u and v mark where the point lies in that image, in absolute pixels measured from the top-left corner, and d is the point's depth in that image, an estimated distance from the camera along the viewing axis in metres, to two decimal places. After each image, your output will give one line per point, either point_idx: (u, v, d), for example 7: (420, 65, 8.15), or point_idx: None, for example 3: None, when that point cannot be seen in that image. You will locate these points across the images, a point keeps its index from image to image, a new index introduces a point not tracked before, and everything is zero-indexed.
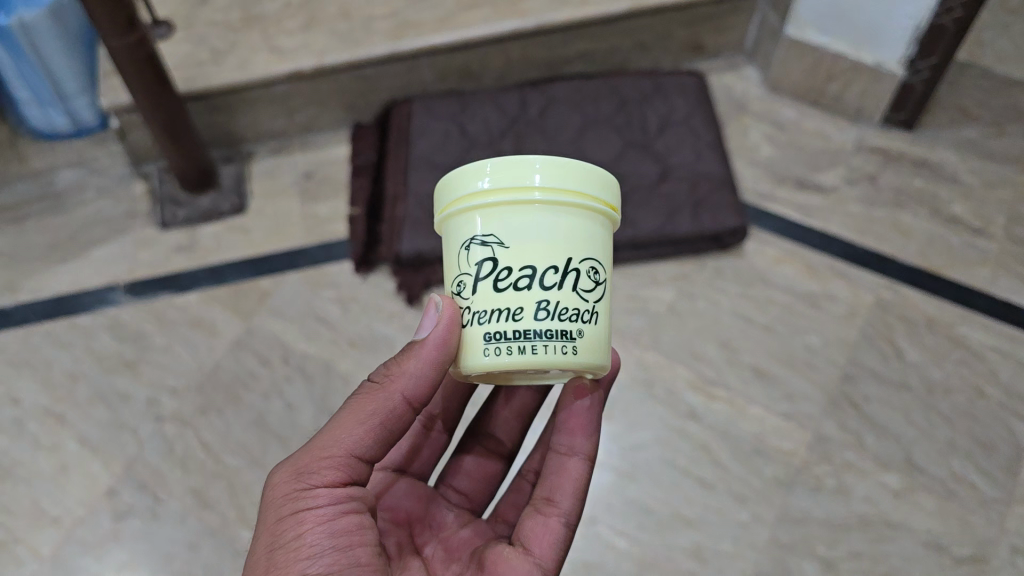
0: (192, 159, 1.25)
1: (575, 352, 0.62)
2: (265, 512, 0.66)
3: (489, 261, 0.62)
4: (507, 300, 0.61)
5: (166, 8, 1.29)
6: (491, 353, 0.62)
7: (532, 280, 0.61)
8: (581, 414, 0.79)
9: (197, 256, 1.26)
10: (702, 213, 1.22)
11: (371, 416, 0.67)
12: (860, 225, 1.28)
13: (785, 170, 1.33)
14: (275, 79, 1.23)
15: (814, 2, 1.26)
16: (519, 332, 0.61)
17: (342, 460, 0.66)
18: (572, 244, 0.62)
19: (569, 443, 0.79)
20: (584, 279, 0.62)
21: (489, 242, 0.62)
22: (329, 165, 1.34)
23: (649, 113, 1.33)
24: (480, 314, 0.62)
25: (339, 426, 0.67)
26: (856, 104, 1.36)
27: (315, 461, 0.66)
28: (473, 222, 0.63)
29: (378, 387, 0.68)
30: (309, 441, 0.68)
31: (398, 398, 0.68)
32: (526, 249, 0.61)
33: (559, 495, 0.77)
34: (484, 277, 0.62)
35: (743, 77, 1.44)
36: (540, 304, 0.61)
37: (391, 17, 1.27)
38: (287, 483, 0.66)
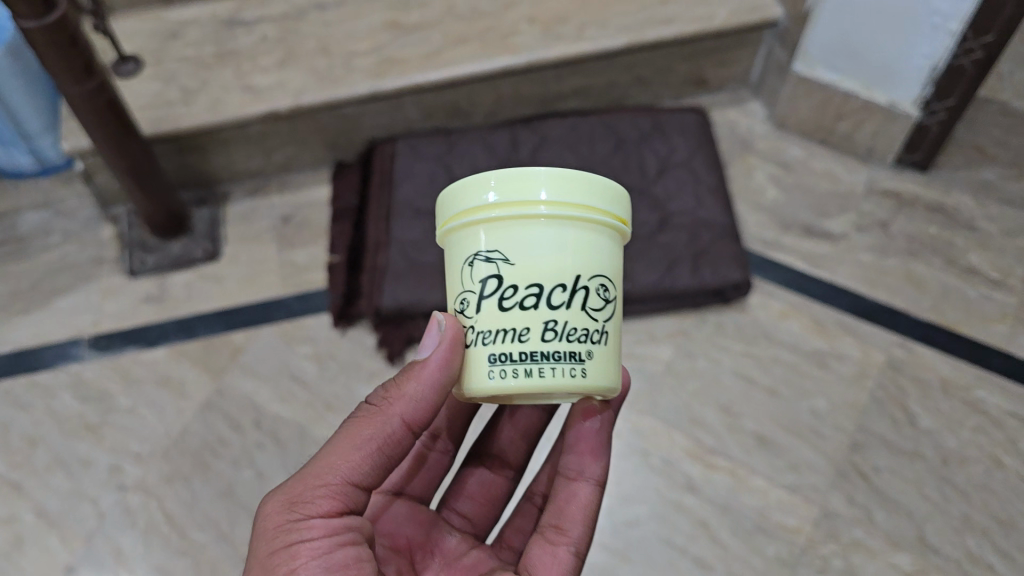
0: (161, 204, 1.18)
1: (585, 376, 0.57)
2: (255, 544, 0.60)
3: (493, 279, 0.56)
4: (512, 320, 0.56)
5: (134, 43, 1.21)
6: (496, 376, 0.56)
7: (539, 299, 0.56)
8: (591, 433, 0.74)
9: (167, 308, 1.18)
10: (703, 266, 1.15)
11: (368, 441, 0.61)
12: (871, 276, 1.20)
13: (792, 214, 1.25)
14: (248, 120, 1.15)
15: (824, 39, 1.19)
16: (526, 355, 0.56)
17: (338, 489, 0.60)
18: (581, 260, 0.57)
19: (579, 467, 0.74)
20: (593, 297, 0.57)
21: (493, 259, 0.57)
22: (308, 207, 1.26)
23: (647, 154, 1.25)
24: (484, 334, 0.57)
25: (333, 451, 0.61)
26: (866, 144, 1.29)
27: (307, 489, 0.60)
28: (475, 238, 0.57)
29: (376, 409, 0.62)
30: (302, 468, 0.62)
31: (398, 421, 0.61)
32: (533, 267, 0.56)
33: (568, 522, 0.71)
34: (488, 295, 0.57)
35: (748, 112, 1.36)
36: (548, 324, 0.56)
37: (373, 52, 1.20)
38: (278, 512, 0.60)
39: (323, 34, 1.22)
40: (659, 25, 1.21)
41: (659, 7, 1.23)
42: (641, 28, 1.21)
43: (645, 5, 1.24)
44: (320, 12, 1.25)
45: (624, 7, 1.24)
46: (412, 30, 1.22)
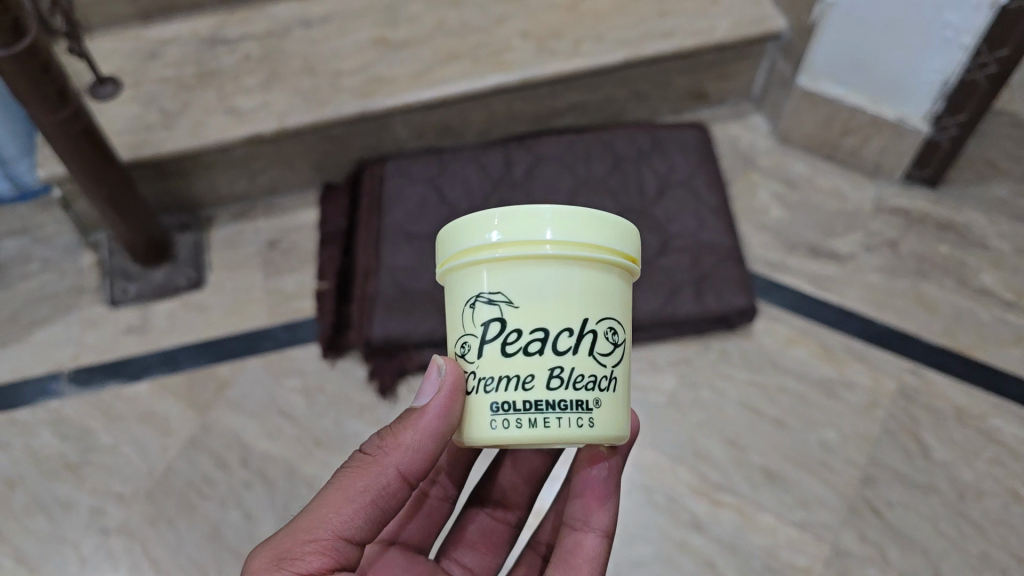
0: (142, 229, 1.13)
1: (592, 427, 0.54)
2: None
3: (496, 323, 0.54)
4: (515, 366, 0.54)
5: (111, 63, 1.16)
6: (499, 426, 0.54)
7: (544, 344, 0.54)
8: (597, 483, 0.71)
9: (150, 339, 1.14)
10: (706, 292, 1.11)
11: (363, 492, 0.58)
12: (880, 299, 1.16)
13: (798, 234, 1.21)
14: (231, 144, 1.10)
15: (830, 52, 1.15)
16: (530, 403, 0.53)
17: (330, 543, 0.57)
18: (588, 303, 0.54)
19: (587, 518, 0.71)
20: (601, 341, 0.55)
21: (496, 301, 0.54)
22: (295, 232, 1.21)
23: (647, 173, 1.20)
24: (487, 381, 0.55)
25: (325, 502, 0.58)
26: (874, 160, 1.24)
27: (298, 544, 0.57)
28: (477, 279, 0.55)
29: (369, 460, 0.59)
30: (292, 522, 0.59)
31: (393, 472, 0.59)
32: (538, 309, 0.54)
33: (573, 574, 0.68)
34: (490, 340, 0.55)
35: (751, 126, 1.31)
36: (553, 371, 0.53)
37: (360, 71, 1.15)
38: (267, 568, 0.56)
39: (308, 52, 1.17)
40: (658, 39, 1.17)
41: (658, 21, 1.19)
42: (639, 42, 1.16)
43: (643, 18, 1.19)
44: (305, 29, 1.19)
45: (622, 20, 1.19)
46: (401, 47, 1.17)
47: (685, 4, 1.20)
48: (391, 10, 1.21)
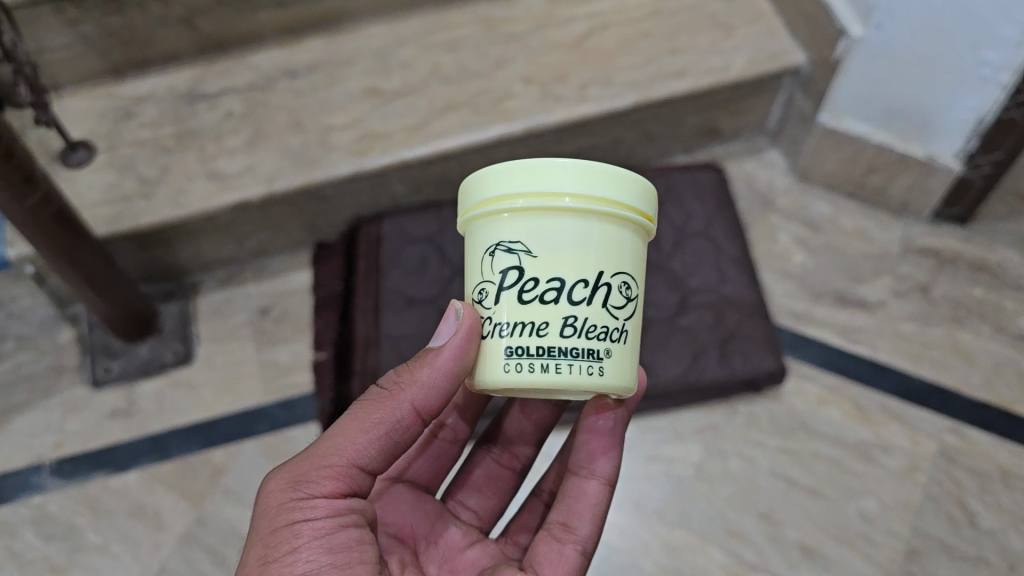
0: (123, 304, 1.04)
1: (602, 375, 0.55)
2: (255, 522, 0.58)
3: (515, 271, 0.55)
4: (532, 313, 0.55)
5: (83, 126, 1.07)
6: (512, 370, 0.55)
7: (560, 293, 0.54)
8: (601, 430, 0.72)
9: (138, 424, 1.06)
10: (732, 355, 1.04)
11: (378, 424, 0.59)
12: (914, 351, 1.09)
13: (823, 282, 1.14)
14: (217, 212, 1.02)
15: (855, 89, 1.07)
16: (544, 349, 0.54)
17: (344, 470, 0.58)
18: (604, 256, 0.55)
19: (590, 465, 0.72)
20: (614, 294, 0.56)
21: (515, 249, 0.55)
22: (288, 296, 1.13)
23: (661, 223, 1.13)
24: (503, 327, 0.56)
25: (342, 430, 0.59)
26: (901, 198, 1.17)
27: (314, 468, 0.58)
28: (498, 227, 0.55)
29: (386, 393, 0.60)
30: (309, 446, 0.60)
31: (408, 407, 0.60)
32: (555, 260, 0.54)
33: (577, 521, 0.69)
34: (508, 287, 0.55)
35: (767, 163, 1.23)
36: (567, 320, 0.54)
37: (352, 126, 1.06)
38: (283, 489, 0.58)
39: (294, 105, 1.08)
40: (669, 80, 1.08)
41: (668, 59, 1.10)
42: (650, 83, 1.08)
43: (653, 56, 1.11)
44: (290, 80, 1.10)
45: (630, 59, 1.10)
46: (394, 96, 1.08)
47: (697, 39, 1.12)
48: (381, 55, 1.12)
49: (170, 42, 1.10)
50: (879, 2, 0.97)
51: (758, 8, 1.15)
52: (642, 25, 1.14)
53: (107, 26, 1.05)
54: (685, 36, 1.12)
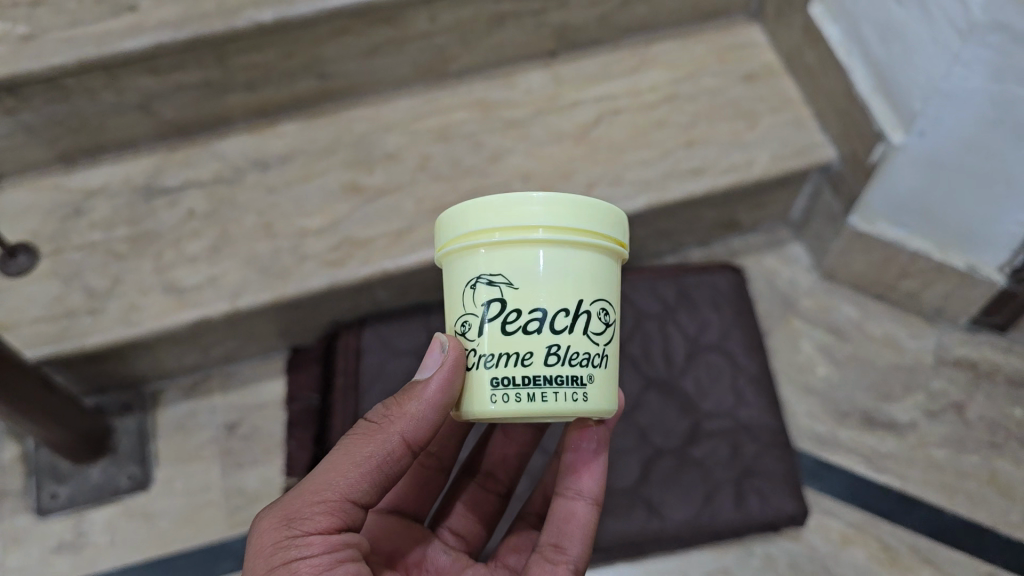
0: (68, 429, 0.93)
1: (587, 401, 0.52)
2: (248, 564, 0.54)
3: (496, 303, 0.52)
4: (514, 344, 0.51)
5: (25, 225, 0.95)
6: (498, 401, 0.51)
7: (543, 322, 0.51)
8: (586, 451, 0.69)
9: (85, 561, 0.95)
10: (749, 496, 0.93)
11: (367, 459, 0.55)
12: (948, 482, 0.98)
13: (847, 399, 1.04)
14: (173, 330, 0.91)
15: (889, 194, 0.94)
16: (529, 378, 0.51)
17: (336, 505, 0.54)
18: (582, 284, 0.52)
19: (575, 486, 0.69)
20: (596, 321, 0.53)
21: (496, 281, 0.52)
22: (259, 410, 1.03)
23: (673, 334, 1.03)
24: (486, 358, 0.52)
25: (330, 466, 0.55)
26: (935, 303, 1.05)
27: (304, 506, 0.54)
28: (475, 261, 0.53)
29: (373, 428, 0.56)
30: (299, 484, 0.56)
31: (399, 440, 0.56)
32: (536, 288, 0.51)
33: (567, 541, 0.66)
34: (491, 319, 0.52)
35: (789, 259, 1.13)
36: (551, 348, 0.51)
37: (329, 231, 0.95)
38: (273, 528, 0.54)
39: (265, 204, 0.96)
40: (684, 179, 0.97)
41: (683, 153, 0.99)
42: (663, 183, 0.97)
43: (666, 150, 0.99)
44: (260, 172, 0.98)
45: (641, 154, 0.99)
46: (377, 195, 0.97)
47: (716, 131, 1.01)
48: (364, 144, 1.00)
49: (125, 128, 0.97)
50: (923, 110, 0.82)
51: (784, 93, 1.04)
52: (655, 112, 1.02)
53: (51, 115, 0.92)
54: (704, 127, 1.01)
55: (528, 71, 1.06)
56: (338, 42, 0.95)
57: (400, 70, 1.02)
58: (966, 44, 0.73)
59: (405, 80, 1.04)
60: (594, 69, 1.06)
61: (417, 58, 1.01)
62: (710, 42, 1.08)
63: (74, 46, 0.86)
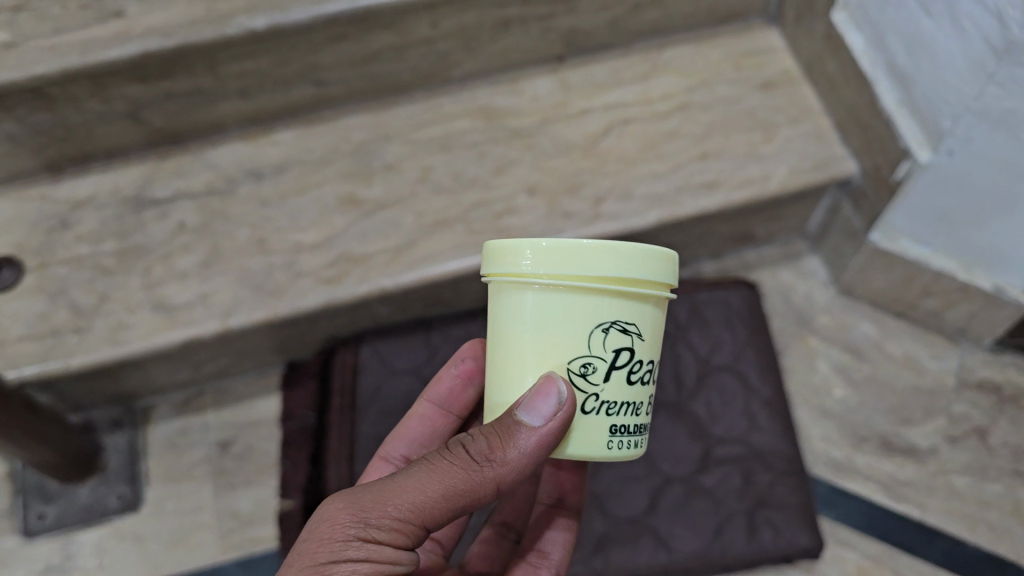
0: (57, 449, 0.89)
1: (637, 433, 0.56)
2: (303, 548, 0.49)
3: (629, 354, 0.49)
4: (635, 394, 0.51)
5: (9, 238, 0.91)
6: (617, 448, 0.51)
7: (650, 372, 0.52)
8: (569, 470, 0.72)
9: None
10: (761, 528, 0.89)
11: (455, 496, 0.50)
12: (971, 512, 0.94)
13: (865, 423, 0.99)
14: (162, 351, 0.86)
15: (917, 215, 0.88)
16: (638, 425, 0.52)
17: (412, 528, 0.49)
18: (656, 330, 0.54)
19: (558, 500, 0.72)
20: None
21: (630, 330, 0.49)
22: (253, 428, 0.99)
23: (683, 356, 0.99)
24: (609, 405, 0.50)
25: (417, 481, 0.50)
26: (958, 323, 1.00)
27: (381, 512, 0.49)
28: (613, 307, 0.48)
29: (470, 459, 0.50)
30: (379, 481, 0.51)
31: (492, 482, 0.50)
32: (654, 339, 0.51)
33: (550, 547, 0.69)
34: (620, 368, 0.49)
35: (806, 272, 1.09)
36: (649, 396, 0.53)
37: (324, 246, 0.90)
38: (344, 523, 0.49)
39: (258, 217, 0.92)
40: (697, 193, 0.92)
41: (696, 167, 0.94)
42: (675, 198, 0.92)
43: (679, 163, 0.95)
44: (254, 183, 0.95)
45: (652, 167, 0.95)
46: (375, 209, 0.93)
47: (731, 142, 0.96)
48: (363, 154, 0.96)
49: (114, 135, 0.94)
50: (954, 129, 0.76)
51: (803, 102, 0.99)
52: (667, 122, 0.98)
53: (35, 124, 0.88)
54: (718, 138, 0.96)
55: (534, 76, 1.02)
56: (334, 48, 0.91)
57: (400, 76, 0.98)
58: (1002, 63, 0.67)
59: (405, 86, 1.00)
60: (603, 75, 1.02)
61: (418, 64, 0.97)
62: (725, 47, 1.04)
63: (56, 55, 0.82)
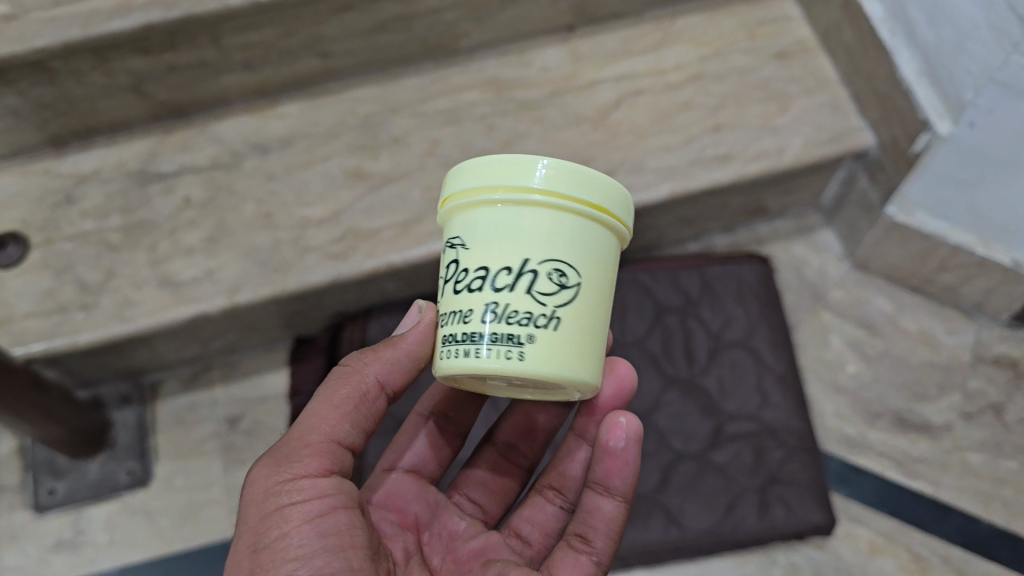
0: (67, 426, 0.89)
1: (525, 362, 0.48)
2: (241, 514, 0.52)
3: (454, 264, 0.52)
4: (460, 302, 0.51)
5: (14, 214, 0.90)
6: (442, 356, 0.51)
7: (483, 282, 0.49)
8: (618, 453, 0.60)
9: (85, 561, 0.92)
10: (772, 504, 0.88)
11: (346, 399, 0.55)
12: (985, 489, 0.93)
13: (878, 399, 0.98)
14: (169, 327, 0.86)
15: (933, 189, 0.86)
16: (464, 335, 0.49)
17: (324, 448, 0.54)
18: (537, 242, 0.49)
19: (604, 480, 0.61)
20: (544, 281, 0.49)
21: (456, 244, 0.52)
22: (262, 403, 0.99)
23: (695, 330, 0.98)
24: (445, 317, 0.52)
25: (312, 412, 0.55)
26: (975, 298, 0.98)
27: (293, 450, 0.53)
28: (453, 223, 0.53)
29: (348, 369, 0.57)
30: (286, 434, 0.55)
31: (373, 380, 0.57)
32: (486, 248, 0.50)
33: (591, 533, 0.61)
34: (449, 281, 0.52)
35: (819, 246, 1.07)
36: (487, 306, 0.49)
37: (332, 221, 0.89)
38: (264, 475, 0.53)
39: (264, 191, 0.91)
40: (710, 166, 0.91)
41: (709, 139, 0.92)
42: (688, 170, 0.91)
43: (691, 135, 0.93)
44: (260, 157, 0.93)
45: (664, 139, 0.93)
46: (383, 183, 0.91)
47: (745, 114, 0.94)
48: (370, 127, 0.95)
49: (118, 109, 0.92)
50: (976, 101, 0.74)
51: (819, 72, 0.97)
52: (680, 93, 0.96)
53: (38, 98, 0.87)
54: (732, 109, 0.94)
55: (544, 46, 1.00)
56: (341, 19, 0.89)
57: (407, 47, 0.97)
58: None
59: (412, 57, 0.98)
60: (615, 45, 1.00)
61: (425, 35, 0.95)
62: (740, 15, 1.01)
63: (58, 27, 0.81)
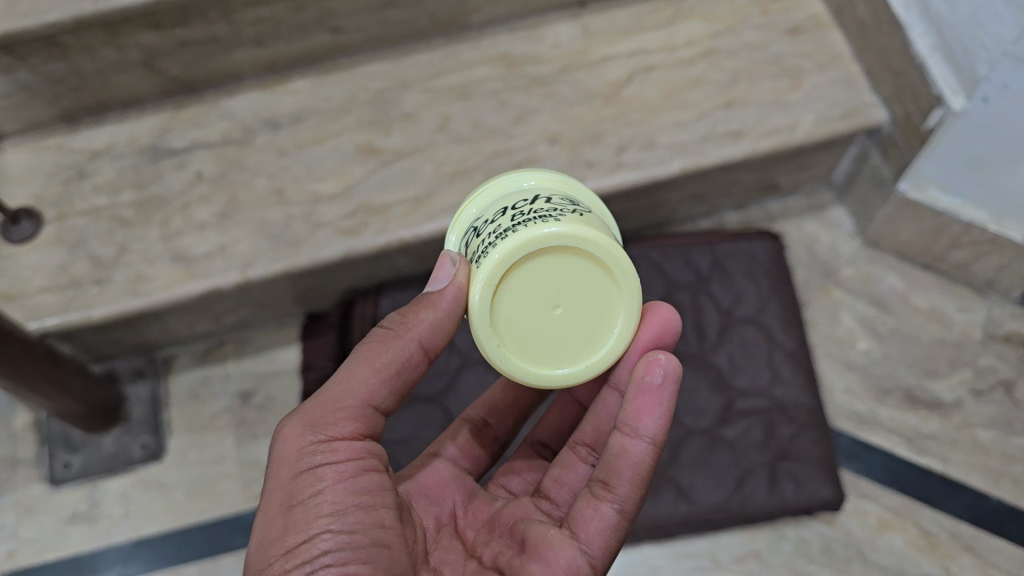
0: (82, 399, 0.89)
1: (558, 223, 0.53)
2: (272, 470, 0.53)
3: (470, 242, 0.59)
4: (486, 234, 0.56)
5: (27, 189, 0.91)
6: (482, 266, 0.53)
7: (504, 215, 0.56)
8: (653, 390, 0.55)
9: (101, 533, 0.93)
10: (782, 480, 0.89)
11: (387, 364, 0.54)
12: (994, 466, 0.93)
13: (889, 376, 0.98)
14: (182, 302, 0.86)
15: (945, 165, 0.86)
16: (500, 233, 0.54)
17: (360, 411, 0.53)
18: (543, 194, 0.58)
19: (633, 421, 0.56)
20: (556, 204, 0.57)
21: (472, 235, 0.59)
22: (275, 379, 1.00)
23: (706, 306, 0.98)
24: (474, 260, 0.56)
25: (351, 372, 0.54)
26: (987, 275, 0.98)
27: (329, 411, 0.53)
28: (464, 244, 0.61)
29: (391, 332, 0.55)
30: (320, 390, 0.55)
31: (416, 345, 0.55)
32: (500, 208, 0.58)
33: (615, 478, 0.56)
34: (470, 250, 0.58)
35: (832, 223, 1.07)
36: (513, 217, 0.55)
37: (343, 197, 0.89)
38: (298, 434, 0.53)
39: (275, 166, 0.91)
40: (722, 142, 0.90)
41: (721, 115, 0.92)
42: (699, 146, 0.90)
43: (703, 111, 0.93)
44: (271, 133, 0.93)
45: (676, 115, 0.92)
46: (394, 158, 0.91)
47: (758, 90, 0.93)
48: (381, 103, 0.95)
49: (129, 84, 0.92)
50: (989, 75, 0.74)
51: (832, 48, 0.96)
52: (692, 69, 0.95)
53: (49, 73, 0.87)
54: (745, 85, 0.94)
55: (555, 22, 1.00)
56: None
57: (418, 22, 0.96)
58: None
59: (423, 33, 0.98)
60: (626, 20, 1.00)
61: (436, 11, 0.95)
62: None
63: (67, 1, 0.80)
